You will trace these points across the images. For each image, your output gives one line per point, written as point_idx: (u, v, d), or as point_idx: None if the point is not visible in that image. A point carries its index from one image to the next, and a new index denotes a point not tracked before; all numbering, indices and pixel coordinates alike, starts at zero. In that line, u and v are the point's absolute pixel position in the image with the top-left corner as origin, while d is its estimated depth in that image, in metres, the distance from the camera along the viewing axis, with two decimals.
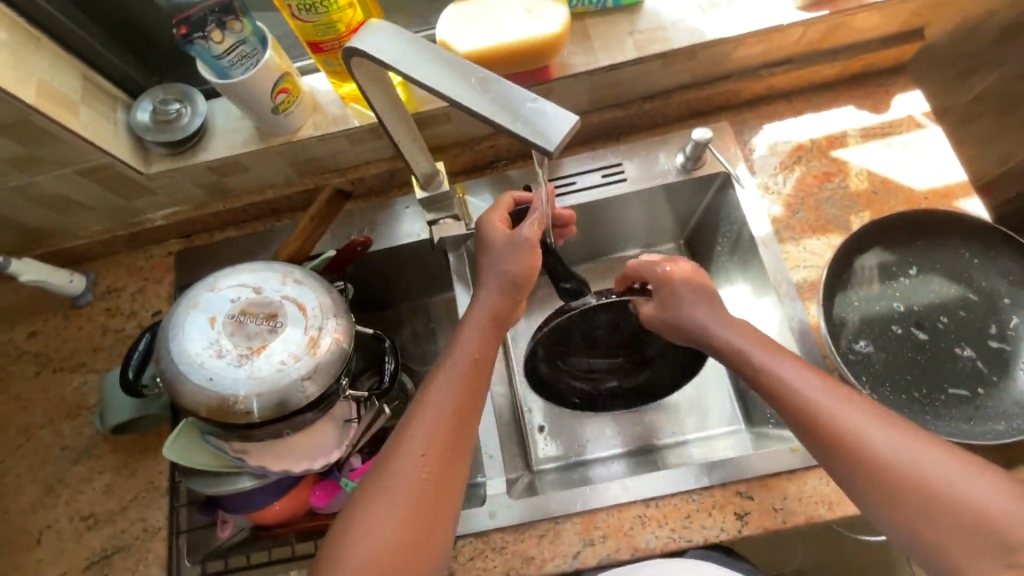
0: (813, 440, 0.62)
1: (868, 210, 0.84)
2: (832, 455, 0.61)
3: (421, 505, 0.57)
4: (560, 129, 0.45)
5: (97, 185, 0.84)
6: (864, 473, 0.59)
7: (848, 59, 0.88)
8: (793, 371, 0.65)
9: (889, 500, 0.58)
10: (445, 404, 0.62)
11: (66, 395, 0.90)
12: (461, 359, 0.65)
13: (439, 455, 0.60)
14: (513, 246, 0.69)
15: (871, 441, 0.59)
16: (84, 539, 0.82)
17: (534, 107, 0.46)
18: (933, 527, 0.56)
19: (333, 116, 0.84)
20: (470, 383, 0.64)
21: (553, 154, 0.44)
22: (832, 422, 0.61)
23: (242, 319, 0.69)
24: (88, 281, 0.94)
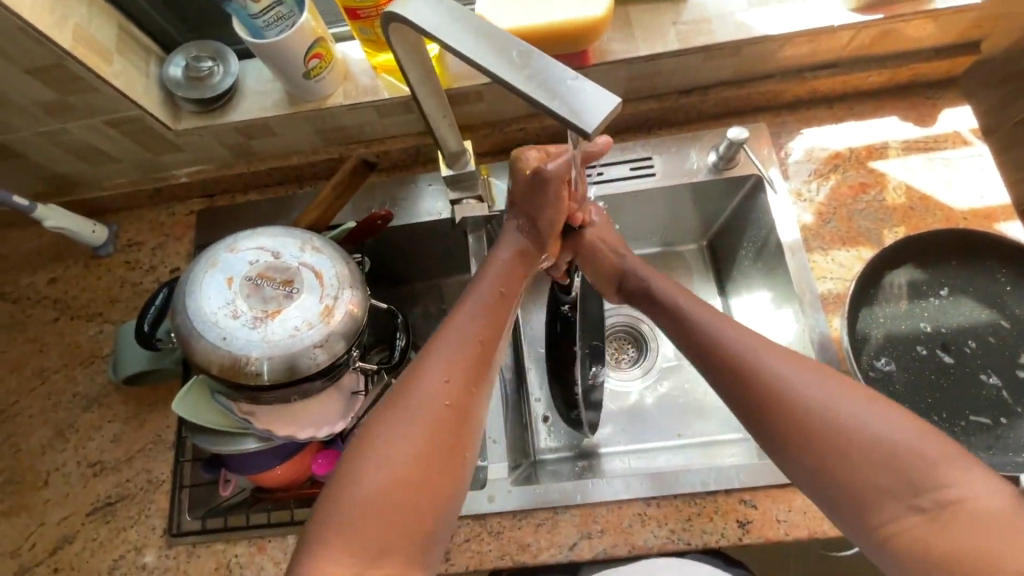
0: (727, 383, 0.63)
1: (903, 225, 0.81)
2: (740, 397, 0.61)
3: (442, 429, 0.55)
4: (600, 110, 0.42)
5: (126, 137, 0.84)
6: (772, 415, 0.58)
7: (898, 68, 0.85)
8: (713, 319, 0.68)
9: (802, 442, 0.56)
10: (470, 334, 0.62)
11: (82, 343, 0.91)
12: (481, 295, 0.67)
13: (464, 381, 0.58)
14: (543, 183, 0.71)
15: (780, 382, 0.59)
16: (90, 485, 0.83)
17: (575, 85, 0.43)
18: (840, 468, 0.54)
19: (364, 86, 0.84)
20: (494, 321, 0.65)
21: (590, 135, 0.41)
22: (746, 365, 0.61)
23: (259, 282, 0.69)
24: (110, 233, 0.95)
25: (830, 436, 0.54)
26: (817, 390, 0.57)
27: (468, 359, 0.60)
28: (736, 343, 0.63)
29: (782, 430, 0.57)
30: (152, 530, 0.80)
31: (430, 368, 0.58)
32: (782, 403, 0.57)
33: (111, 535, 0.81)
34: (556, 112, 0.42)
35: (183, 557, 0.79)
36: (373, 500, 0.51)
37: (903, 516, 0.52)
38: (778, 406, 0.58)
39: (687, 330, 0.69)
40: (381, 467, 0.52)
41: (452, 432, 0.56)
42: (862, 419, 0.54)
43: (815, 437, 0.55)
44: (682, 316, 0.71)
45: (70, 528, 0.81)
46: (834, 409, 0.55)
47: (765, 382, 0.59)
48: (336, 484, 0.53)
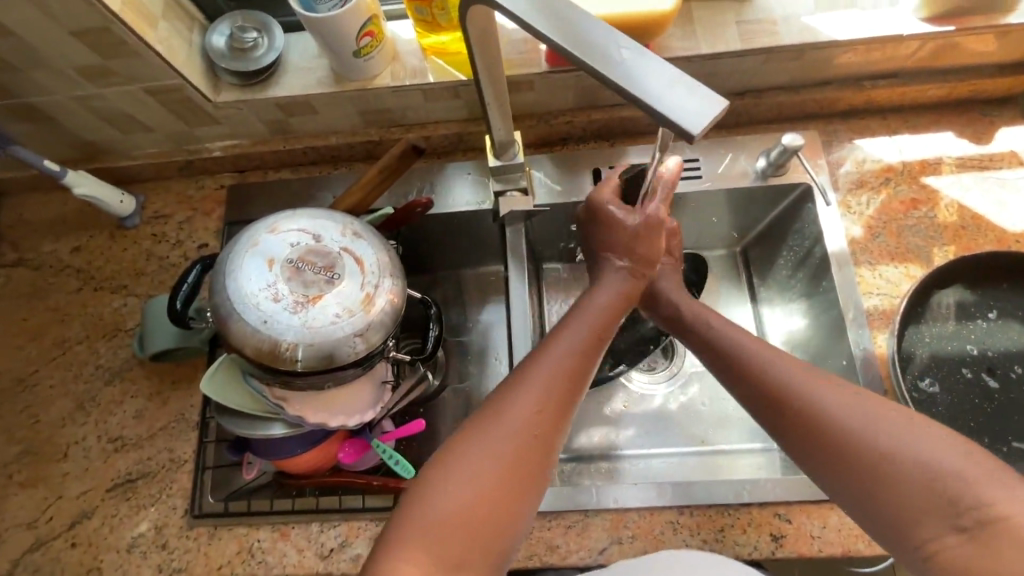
0: (755, 402, 0.61)
1: (954, 244, 0.80)
2: (767, 419, 0.59)
3: (523, 467, 0.55)
4: (706, 113, 0.40)
5: (163, 106, 0.82)
6: (802, 439, 0.56)
7: (958, 82, 0.83)
8: (746, 339, 0.64)
9: (834, 461, 0.54)
10: (559, 368, 0.60)
11: (105, 315, 0.89)
12: (581, 322, 0.64)
13: (552, 419, 0.57)
14: (648, 224, 0.70)
15: (812, 399, 0.56)
16: (110, 461, 0.82)
17: (683, 87, 0.41)
18: (878, 488, 0.52)
19: (411, 68, 0.82)
20: (592, 346, 0.63)
21: (695, 139, 0.39)
22: (776, 385, 0.59)
23: (301, 265, 0.67)
24: (137, 204, 0.93)
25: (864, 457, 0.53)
26: (853, 410, 0.55)
27: (558, 393, 0.58)
28: (766, 361, 0.61)
29: (812, 448, 0.56)
30: (173, 509, 0.79)
31: (510, 398, 0.57)
32: (815, 424, 0.55)
33: (131, 512, 0.79)
34: (662, 114, 0.40)
35: (204, 538, 0.78)
36: (444, 530, 0.51)
37: (947, 536, 0.50)
38: (809, 426, 0.56)
39: (717, 348, 0.66)
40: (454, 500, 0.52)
41: (531, 467, 0.55)
42: (902, 440, 0.52)
43: (850, 458, 0.53)
44: (711, 335, 0.67)
45: (89, 503, 0.80)
46: (875, 429, 0.53)
47: (795, 401, 0.57)
48: (409, 513, 0.53)
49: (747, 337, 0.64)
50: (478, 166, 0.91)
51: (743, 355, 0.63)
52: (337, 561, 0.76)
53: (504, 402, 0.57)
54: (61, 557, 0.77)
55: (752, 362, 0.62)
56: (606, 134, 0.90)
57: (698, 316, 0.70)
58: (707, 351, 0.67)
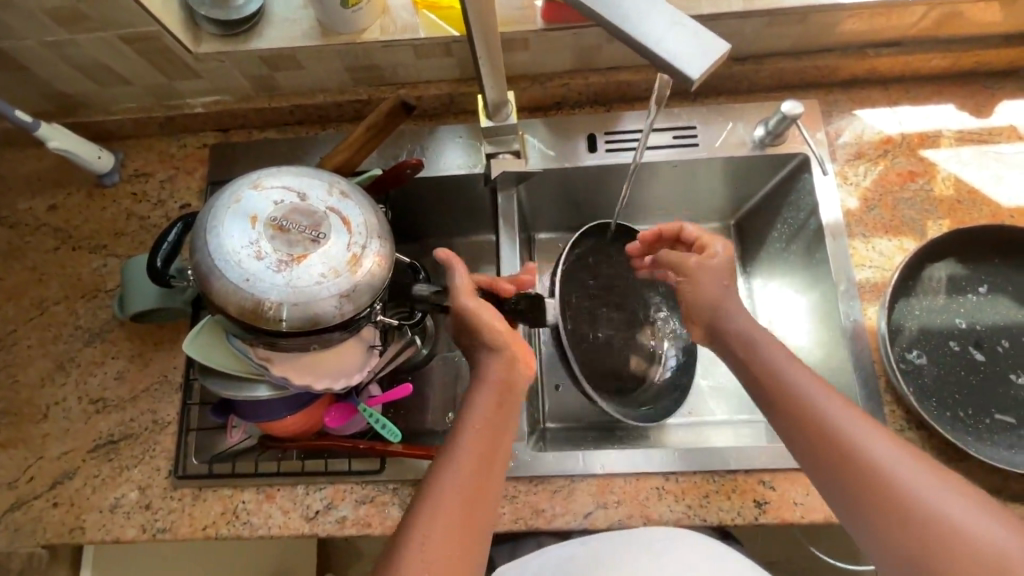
0: (804, 446, 0.60)
1: (948, 218, 0.79)
2: (816, 467, 0.59)
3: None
4: (708, 54, 0.40)
5: (141, 56, 0.78)
6: (843, 491, 0.57)
7: (962, 52, 0.81)
8: (804, 379, 0.63)
9: (873, 518, 0.54)
10: (455, 480, 0.58)
11: (83, 275, 0.87)
12: (479, 415, 0.63)
13: (455, 535, 0.56)
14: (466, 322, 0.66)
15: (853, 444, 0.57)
16: (92, 422, 0.80)
17: (688, 32, 0.41)
18: (910, 550, 0.52)
19: (401, 22, 0.79)
20: (495, 426, 0.63)
21: (694, 83, 0.40)
22: (831, 433, 0.59)
23: (285, 224, 0.65)
24: (116, 161, 0.89)
25: (901, 517, 0.53)
26: (893, 459, 0.56)
27: (458, 509, 0.57)
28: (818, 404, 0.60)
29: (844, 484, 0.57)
30: (157, 471, 0.78)
31: (442, 483, 0.58)
32: (861, 476, 0.56)
33: (114, 473, 0.78)
34: (670, 60, 0.40)
35: (189, 499, 0.77)
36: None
37: None
38: (856, 480, 0.56)
39: (777, 385, 0.64)
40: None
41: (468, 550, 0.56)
42: (940, 499, 0.52)
43: (890, 519, 0.53)
44: (772, 369, 0.65)
45: (71, 464, 0.79)
46: (918, 488, 0.53)
47: (848, 452, 0.57)
48: None
49: (807, 377, 0.63)
50: (470, 129, 0.88)
51: (801, 396, 0.62)
52: (323, 522, 0.76)
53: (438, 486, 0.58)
54: (42, 517, 0.77)
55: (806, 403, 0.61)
56: (604, 99, 0.88)
57: (757, 347, 0.67)
58: (759, 388, 0.65)
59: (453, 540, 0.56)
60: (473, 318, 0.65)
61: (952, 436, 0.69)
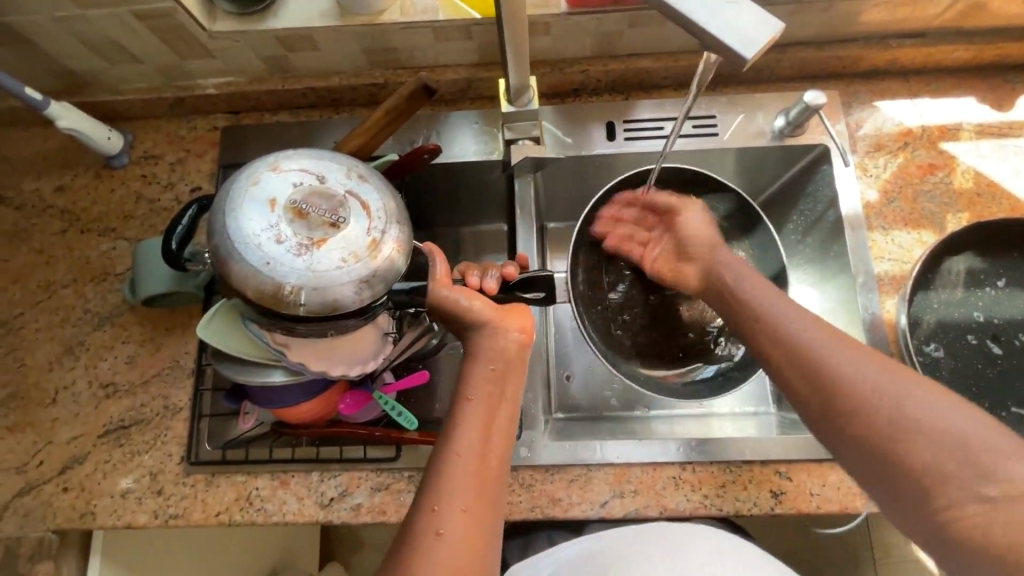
0: (799, 386, 0.59)
1: (967, 212, 0.79)
2: (803, 394, 0.59)
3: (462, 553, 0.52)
4: (761, 33, 0.40)
5: (155, 34, 0.77)
6: (841, 424, 0.55)
7: (984, 45, 0.81)
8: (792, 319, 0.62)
9: (873, 449, 0.53)
10: (463, 449, 0.57)
11: (92, 258, 0.85)
12: (477, 383, 0.61)
13: (472, 503, 0.55)
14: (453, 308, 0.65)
15: (829, 363, 0.57)
16: (102, 407, 0.79)
17: (731, 6, 0.41)
18: (888, 459, 0.52)
19: (421, 4, 0.78)
20: (492, 394, 0.61)
21: (746, 63, 0.40)
22: (808, 354, 0.59)
23: (305, 207, 0.63)
24: (125, 142, 0.88)
25: (899, 441, 0.52)
26: (867, 374, 0.55)
27: (470, 478, 0.56)
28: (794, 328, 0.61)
29: (823, 404, 0.57)
30: (168, 457, 0.78)
31: (447, 461, 0.56)
32: (854, 406, 0.54)
33: (124, 458, 0.78)
34: (715, 34, 0.41)
35: (201, 485, 0.76)
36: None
37: (968, 502, 0.48)
38: (852, 412, 0.54)
39: (767, 328, 0.63)
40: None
41: (484, 523, 0.55)
42: (933, 411, 0.52)
43: (890, 446, 0.52)
44: (760, 314, 0.64)
45: (81, 448, 0.78)
46: (913, 404, 0.52)
47: (822, 368, 0.57)
48: None
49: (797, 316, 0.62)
50: (485, 115, 0.87)
51: (786, 335, 0.61)
52: (338, 509, 0.75)
53: (442, 465, 0.56)
54: (52, 501, 0.76)
55: (782, 327, 0.62)
56: (623, 86, 0.87)
57: (744, 293, 0.67)
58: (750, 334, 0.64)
59: (468, 507, 0.55)
60: (453, 303, 0.65)
61: None
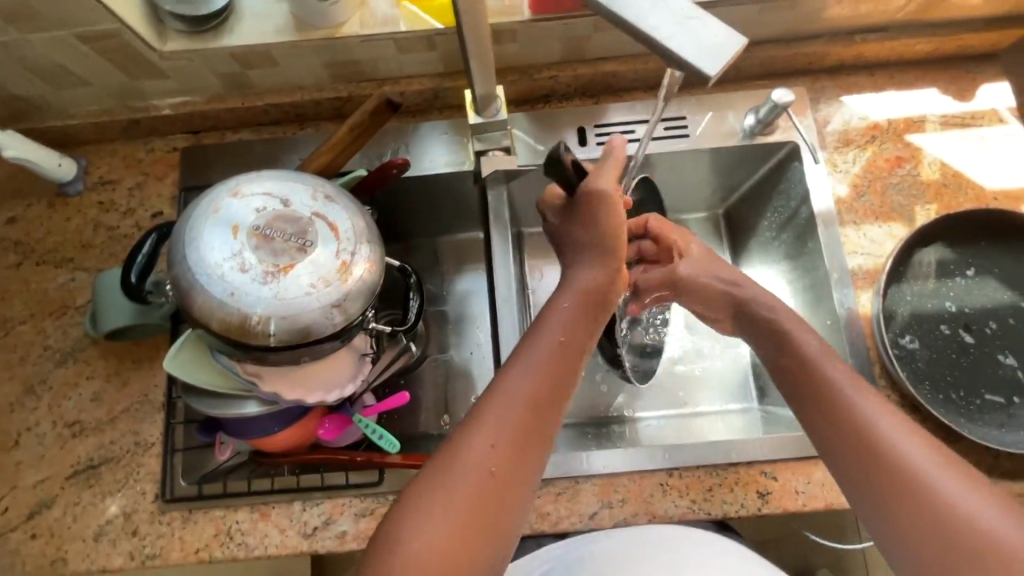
0: (825, 438, 0.61)
1: (936, 203, 0.80)
2: (828, 438, 0.61)
3: (488, 491, 0.55)
4: (723, 50, 0.39)
5: (102, 56, 0.74)
6: (875, 488, 0.56)
7: (946, 36, 0.82)
8: (845, 377, 0.62)
9: (887, 507, 0.56)
10: (524, 390, 0.58)
11: (50, 292, 0.81)
12: (560, 328, 0.62)
13: (513, 448, 0.56)
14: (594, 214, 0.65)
15: (863, 420, 0.59)
16: (68, 447, 0.76)
17: (695, 23, 0.40)
18: (896, 518, 0.55)
19: (381, 16, 0.76)
20: (572, 349, 0.61)
21: (709, 80, 0.39)
22: (839, 404, 0.61)
23: (270, 232, 0.61)
24: (79, 168, 0.84)
25: (909, 501, 0.55)
26: (894, 436, 0.57)
27: (526, 424, 0.57)
28: (831, 379, 0.62)
29: (847, 454, 0.59)
30: (141, 495, 0.75)
31: (499, 396, 0.58)
32: (876, 462, 0.57)
33: (95, 500, 0.74)
34: (677, 50, 0.40)
35: (178, 523, 0.74)
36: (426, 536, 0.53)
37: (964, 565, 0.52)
38: (874, 469, 0.57)
39: (817, 379, 0.63)
40: (441, 506, 0.54)
41: (519, 468, 0.56)
42: (955, 487, 0.54)
43: (927, 519, 0.54)
44: (806, 363, 0.65)
45: (48, 492, 0.75)
46: (931, 473, 0.55)
47: (850, 419, 0.59)
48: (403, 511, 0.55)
49: (841, 372, 0.63)
50: (456, 125, 0.85)
51: (828, 386, 0.62)
52: (322, 538, 0.73)
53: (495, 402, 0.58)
54: (20, 549, 0.73)
55: (821, 378, 0.63)
56: (593, 89, 0.86)
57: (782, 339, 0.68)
58: (801, 381, 0.64)
59: (510, 452, 0.56)
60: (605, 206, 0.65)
61: (946, 419, 0.70)
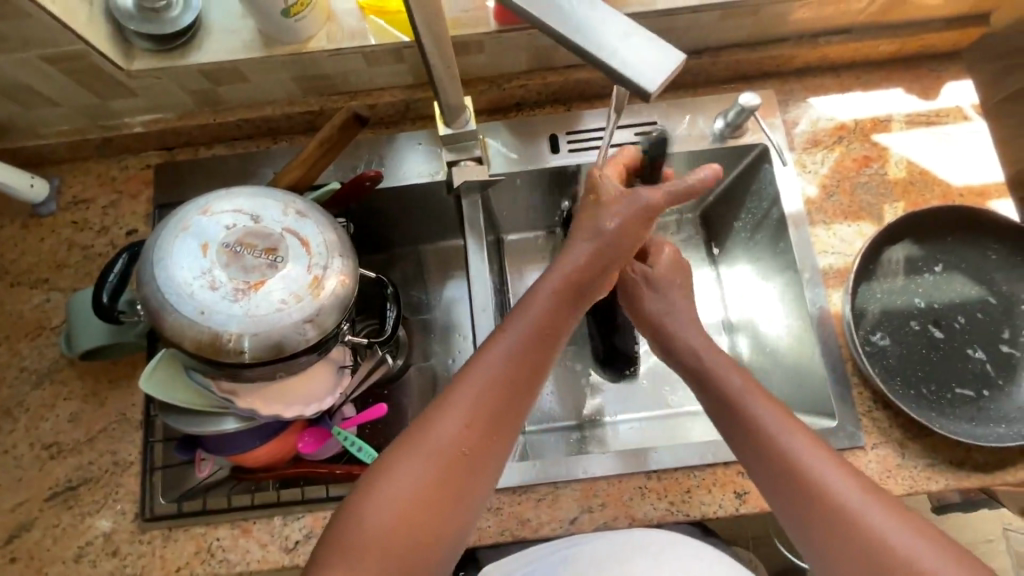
0: (748, 459, 0.61)
1: (903, 201, 0.81)
2: (748, 459, 0.61)
3: (451, 476, 0.56)
4: (664, 67, 0.40)
5: (70, 76, 0.74)
6: (795, 509, 0.57)
7: (908, 37, 0.83)
8: (768, 411, 0.62)
9: (809, 525, 0.56)
10: (496, 374, 0.58)
11: (25, 313, 0.81)
12: (539, 308, 0.61)
13: (480, 432, 0.57)
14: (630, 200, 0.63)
15: (779, 442, 0.59)
16: (46, 469, 0.76)
17: (638, 40, 0.41)
18: (815, 536, 0.56)
19: (349, 29, 0.76)
20: (548, 331, 0.61)
21: (651, 96, 0.40)
22: (756, 428, 0.61)
23: (239, 249, 0.61)
24: (52, 187, 0.84)
25: (826, 521, 0.55)
26: (811, 457, 0.58)
27: (494, 406, 0.58)
28: (745, 403, 0.63)
29: (769, 476, 0.59)
30: (122, 514, 0.74)
31: (474, 375, 0.58)
32: (795, 481, 0.57)
33: (74, 521, 0.74)
34: (618, 66, 0.41)
35: (159, 541, 0.74)
36: (390, 512, 0.54)
37: None
38: (793, 490, 0.57)
39: (739, 415, 0.62)
40: (403, 487, 0.55)
41: (488, 448, 0.58)
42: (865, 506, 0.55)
43: (855, 550, 0.54)
44: (726, 385, 0.64)
45: (27, 514, 0.74)
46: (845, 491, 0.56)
47: (767, 443, 0.60)
48: (363, 488, 0.56)
49: (757, 396, 0.63)
50: (430, 135, 0.86)
51: (747, 411, 0.62)
52: (304, 552, 0.73)
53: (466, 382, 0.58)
54: None
55: (737, 402, 0.63)
56: (565, 96, 0.86)
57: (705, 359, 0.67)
58: (724, 417, 0.63)
59: (477, 436, 0.57)
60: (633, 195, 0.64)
61: (917, 415, 0.72)
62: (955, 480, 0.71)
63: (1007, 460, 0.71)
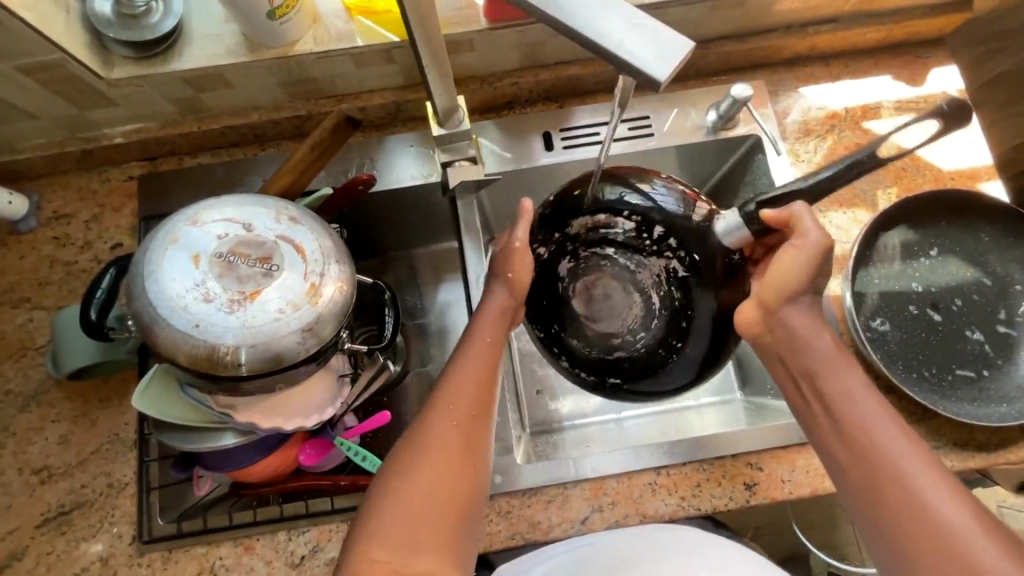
0: (829, 445, 0.61)
1: (896, 186, 0.82)
2: (828, 444, 0.61)
3: (452, 480, 0.58)
4: (671, 55, 0.40)
5: (46, 88, 0.71)
6: (864, 496, 0.58)
7: (893, 24, 0.84)
8: (864, 405, 0.60)
9: (871, 512, 0.57)
10: (471, 381, 0.62)
11: (8, 333, 0.78)
12: (488, 325, 0.66)
13: (470, 435, 0.60)
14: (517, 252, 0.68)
15: (864, 431, 0.59)
16: (38, 494, 0.73)
17: (644, 28, 0.40)
18: (879, 522, 0.57)
19: (336, 31, 0.75)
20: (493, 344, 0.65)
21: (660, 85, 0.39)
22: (841, 416, 0.61)
23: (233, 259, 0.59)
24: (31, 203, 0.81)
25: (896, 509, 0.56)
26: (893, 448, 0.58)
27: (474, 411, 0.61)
28: (838, 391, 0.62)
29: (845, 463, 0.60)
30: (118, 537, 0.72)
31: (457, 379, 0.62)
32: (872, 469, 0.58)
33: (68, 547, 0.72)
34: (627, 57, 0.40)
35: (159, 563, 0.71)
36: (403, 510, 0.56)
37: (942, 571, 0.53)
38: (868, 479, 0.58)
39: (834, 409, 0.61)
40: (411, 491, 0.56)
41: (477, 452, 0.60)
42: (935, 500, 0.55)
43: (916, 539, 0.55)
44: (817, 375, 0.63)
45: (18, 543, 0.71)
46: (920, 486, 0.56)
47: (850, 431, 0.60)
48: (378, 490, 0.58)
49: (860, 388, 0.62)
50: (421, 136, 0.84)
51: (836, 400, 0.61)
52: (311, 567, 0.72)
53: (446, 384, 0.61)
54: None
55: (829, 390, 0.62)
56: (556, 93, 0.86)
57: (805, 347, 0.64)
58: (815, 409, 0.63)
59: (468, 440, 0.59)
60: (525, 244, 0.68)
61: (920, 398, 0.72)
62: (959, 460, 0.72)
63: (1007, 438, 0.72)
